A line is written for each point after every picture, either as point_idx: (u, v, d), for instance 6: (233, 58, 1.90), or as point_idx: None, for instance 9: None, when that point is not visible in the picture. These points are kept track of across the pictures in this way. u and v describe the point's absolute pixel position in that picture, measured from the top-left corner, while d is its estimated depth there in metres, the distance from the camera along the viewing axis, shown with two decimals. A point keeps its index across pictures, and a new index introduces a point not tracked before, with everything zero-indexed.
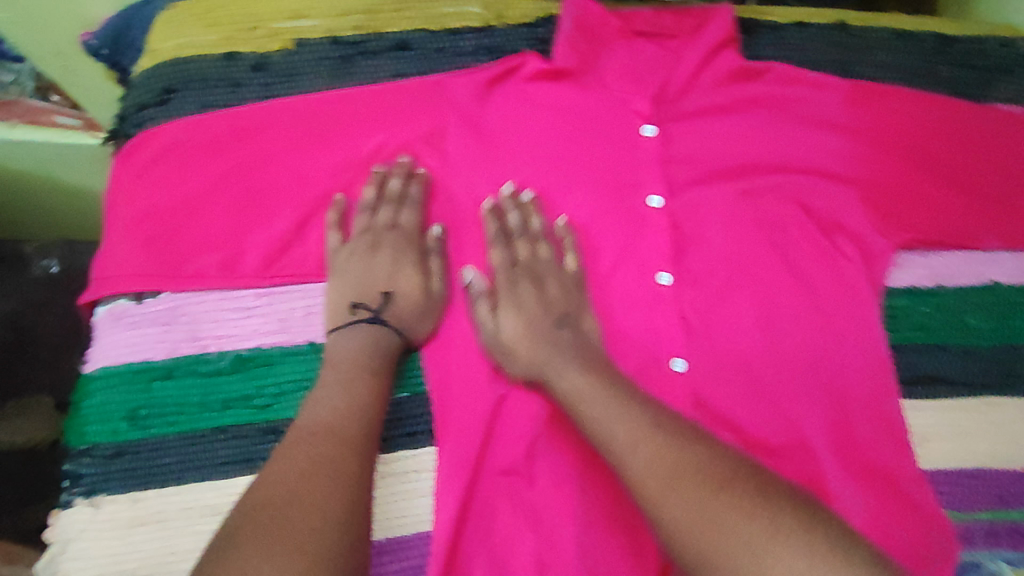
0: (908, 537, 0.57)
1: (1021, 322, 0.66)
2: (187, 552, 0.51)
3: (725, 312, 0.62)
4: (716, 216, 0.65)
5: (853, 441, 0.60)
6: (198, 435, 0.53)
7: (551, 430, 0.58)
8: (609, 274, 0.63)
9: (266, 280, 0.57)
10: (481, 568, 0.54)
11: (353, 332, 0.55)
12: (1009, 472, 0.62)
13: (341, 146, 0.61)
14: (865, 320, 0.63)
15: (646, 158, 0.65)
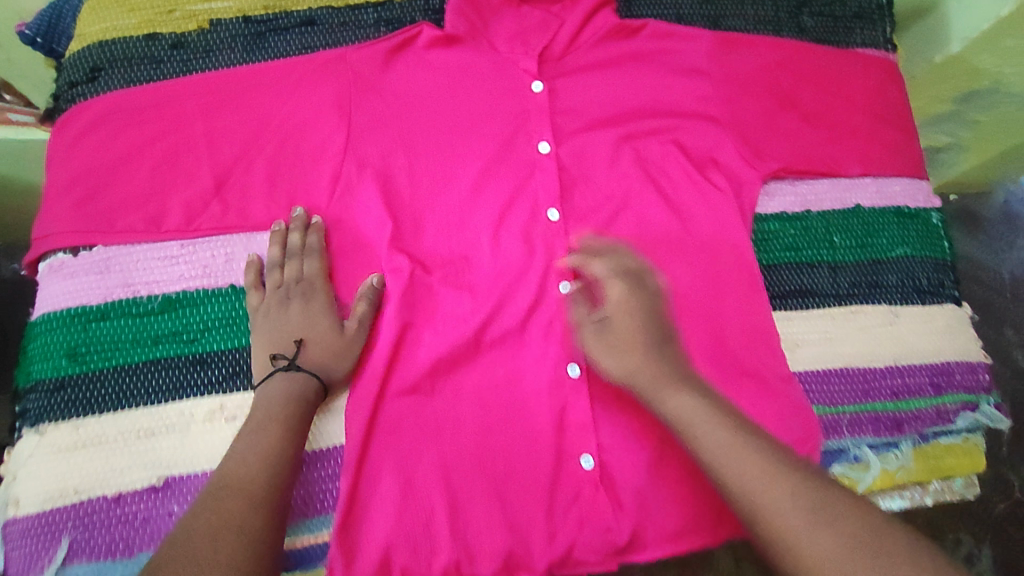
0: (781, 432, 0.64)
1: (882, 238, 0.74)
2: (122, 468, 0.58)
3: (609, 244, 0.69)
4: (600, 159, 0.71)
5: (727, 350, 0.67)
6: (132, 367, 0.60)
7: (452, 354, 0.64)
8: (505, 217, 0.69)
9: (189, 232, 0.64)
10: (388, 474, 0.61)
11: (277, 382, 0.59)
12: (872, 370, 0.69)
13: (252, 112, 0.68)
14: (734, 243, 0.70)
15: (534, 110, 0.71)
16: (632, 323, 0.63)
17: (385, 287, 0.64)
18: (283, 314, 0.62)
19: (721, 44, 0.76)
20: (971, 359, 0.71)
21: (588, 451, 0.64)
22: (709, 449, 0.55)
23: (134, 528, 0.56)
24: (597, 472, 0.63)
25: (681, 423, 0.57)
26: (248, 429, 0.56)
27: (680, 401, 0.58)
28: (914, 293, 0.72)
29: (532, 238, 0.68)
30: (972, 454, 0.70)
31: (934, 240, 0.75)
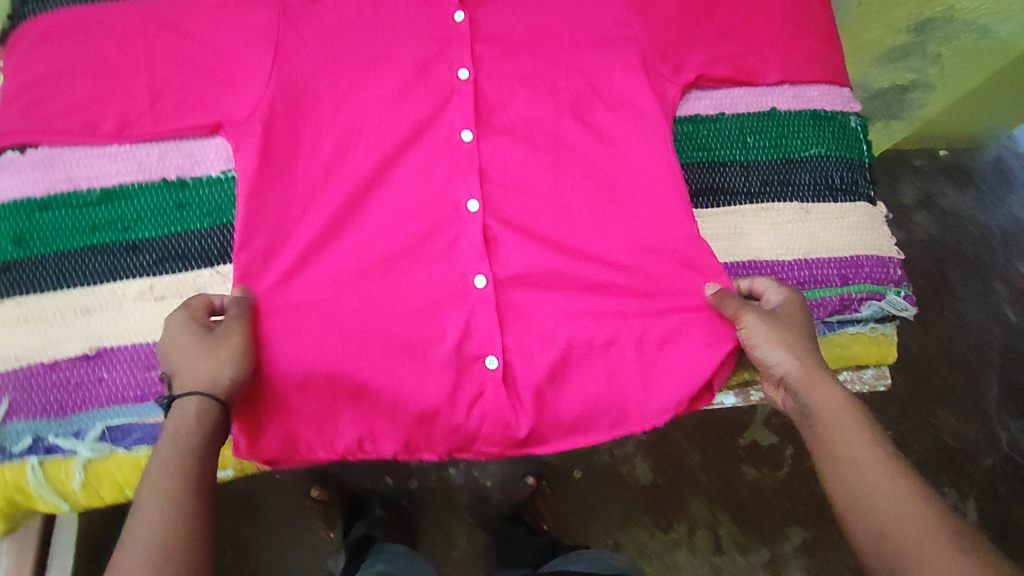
0: (669, 329, 0.71)
1: (796, 139, 0.76)
2: (60, 339, 0.63)
3: (519, 162, 0.73)
4: (519, 80, 0.74)
5: (628, 255, 0.72)
6: (71, 252, 0.66)
7: (371, 259, 0.69)
8: (423, 134, 0.72)
9: (123, 138, 0.68)
10: (310, 364, 0.67)
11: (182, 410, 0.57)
12: (780, 262, 0.72)
13: (178, 32, 0.70)
14: (649, 155, 0.73)
15: (455, 36, 0.73)
16: (801, 322, 0.65)
17: (311, 194, 0.69)
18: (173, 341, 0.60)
19: None
20: (882, 253, 0.73)
21: (493, 353, 0.70)
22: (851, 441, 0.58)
23: (67, 391, 0.62)
24: (500, 371, 0.70)
25: (826, 415, 0.60)
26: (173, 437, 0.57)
27: (830, 393, 0.61)
28: (825, 191, 0.74)
29: (446, 155, 0.72)
30: (881, 344, 0.71)
31: (851, 141, 0.77)
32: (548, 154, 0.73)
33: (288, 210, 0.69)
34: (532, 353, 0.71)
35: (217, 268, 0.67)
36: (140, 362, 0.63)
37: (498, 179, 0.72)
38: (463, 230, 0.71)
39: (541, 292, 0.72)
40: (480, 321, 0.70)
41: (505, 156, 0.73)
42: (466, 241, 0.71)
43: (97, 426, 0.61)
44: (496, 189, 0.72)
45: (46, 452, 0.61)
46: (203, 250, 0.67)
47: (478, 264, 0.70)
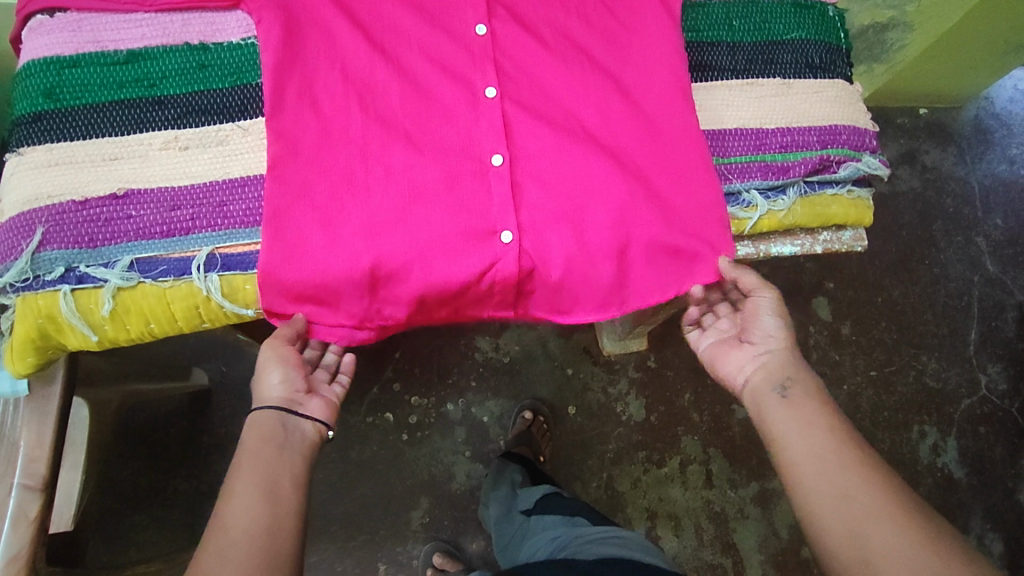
0: (678, 201, 0.73)
1: (778, 24, 0.81)
2: (90, 183, 0.67)
3: (526, 48, 0.75)
4: None
5: (633, 135, 0.74)
6: (100, 106, 0.70)
7: (381, 134, 0.71)
8: (432, 20, 0.75)
9: (146, 8, 0.72)
10: (321, 228, 0.68)
11: (251, 427, 0.65)
12: (765, 129, 0.77)
13: None
14: (647, 39, 0.77)
15: None
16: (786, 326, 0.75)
17: (326, 64, 0.72)
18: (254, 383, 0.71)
19: None
20: (858, 124, 0.78)
21: (508, 228, 0.70)
22: (796, 430, 0.64)
23: (97, 226, 0.66)
24: (514, 245, 0.70)
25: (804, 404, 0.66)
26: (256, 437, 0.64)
27: (801, 374, 0.68)
28: (806, 69, 0.80)
29: (460, 46, 0.74)
30: (858, 206, 0.76)
31: (829, 28, 0.82)
32: (557, 47, 0.75)
33: (301, 75, 0.72)
34: (545, 230, 0.71)
35: (240, 123, 0.71)
36: (164, 204, 0.68)
37: (509, 68, 0.74)
38: (481, 113, 0.72)
39: (555, 166, 0.72)
40: (495, 196, 0.71)
41: (516, 46, 0.75)
42: (481, 124, 0.72)
43: (125, 258, 0.66)
44: (509, 80, 0.74)
45: (77, 282, 0.65)
46: (223, 107, 0.71)
47: (495, 144, 0.72)
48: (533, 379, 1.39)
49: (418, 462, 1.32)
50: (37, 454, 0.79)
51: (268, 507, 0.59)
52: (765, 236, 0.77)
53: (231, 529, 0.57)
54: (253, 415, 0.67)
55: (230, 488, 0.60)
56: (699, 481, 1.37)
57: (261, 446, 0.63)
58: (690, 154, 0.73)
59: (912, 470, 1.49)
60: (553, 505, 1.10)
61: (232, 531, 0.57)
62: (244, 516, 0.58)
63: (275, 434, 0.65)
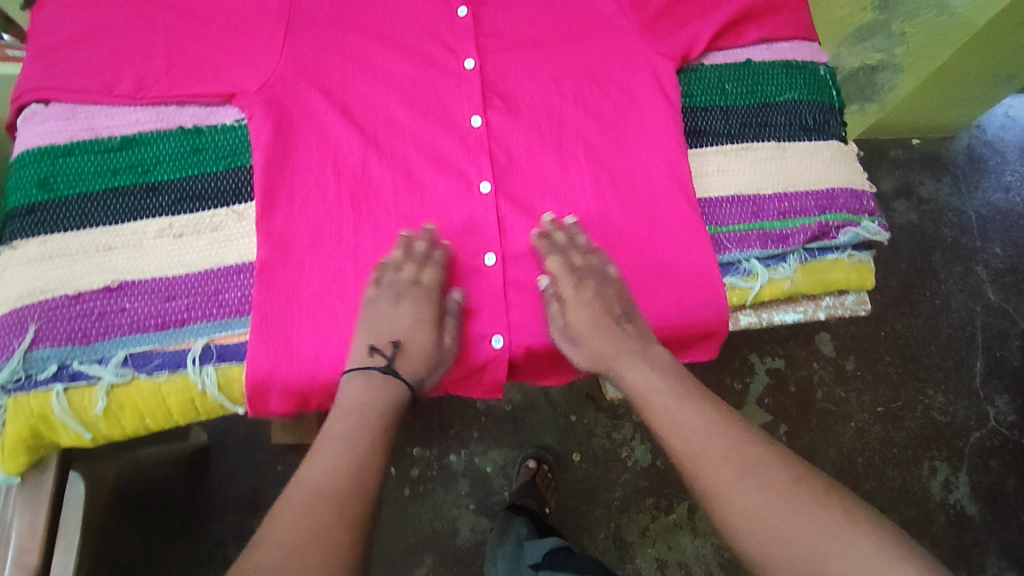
0: (673, 295, 0.72)
1: (771, 86, 0.81)
2: (82, 273, 0.66)
3: (518, 140, 0.77)
4: (518, 69, 0.80)
5: (625, 228, 0.74)
6: (95, 194, 0.70)
7: (374, 234, 0.72)
8: (426, 114, 0.77)
9: (137, 100, 0.73)
10: (308, 336, 0.67)
11: (362, 376, 0.65)
12: (761, 195, 0.76)
13: (202, 9, 0.78)
14: (643, 117, 0.79)
15: (462, 31, 0.81)
16: (590, 301, 0.69)
17: (323, 161, 0.74)
18: (405, 315, 0.68)
19: None
20: (855, 187, 0.77)
21: (499, 332, 0.70)
22: (680, 434, 0.63)
23: (90, 320, 0.65)
24: (506, 351, 0.69)
25: (638, 395, 0.66)
26: (374, 388, 0.65)
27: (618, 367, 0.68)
28: (800, 131, 0.79)
29: (455, 138, 0.76)
30: (860, 270, 0.74)
31: (822, 88, 0.82)
32: (551, 134, 0.77)
33: (296, 175, 0.73)
34: (538, 333, 0.70)
35: (233, 209, 0.71)
36: (159, 294, 0.66)
37: (505, 157, 0.76)
38: (474, 210, 0.74)
39: (540, 268, 0.73)
40: (485, 297, 0.71)
41: (510, 135, 0.77)
42: (474, 222, 0.73)
43: (119, 353, 0.64)
44: (502, 173, 0.75)
45: (69, 379, 0.63)
46: (217, 192, 0.71)
47: (486, 244, 0.73)
48: (537, 428, 1.38)
49: (422, 517, 1.30)
50: (28, 545, 0.77)
51: (360, 482, 0.59)
52: (768, 305, 0.75)
53: (320, 490, 0.58)
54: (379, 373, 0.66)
55: (325, 436, 0.62)
56: (707, 528, 1.34)
57: (378, 401, 0.64)
58: (686, 241, 0.73)
59: (924, 507, 1.46)
60: (564, 562, 1.06)
61: (323, 498, 0.57)
62: (339, 469, 0.59)
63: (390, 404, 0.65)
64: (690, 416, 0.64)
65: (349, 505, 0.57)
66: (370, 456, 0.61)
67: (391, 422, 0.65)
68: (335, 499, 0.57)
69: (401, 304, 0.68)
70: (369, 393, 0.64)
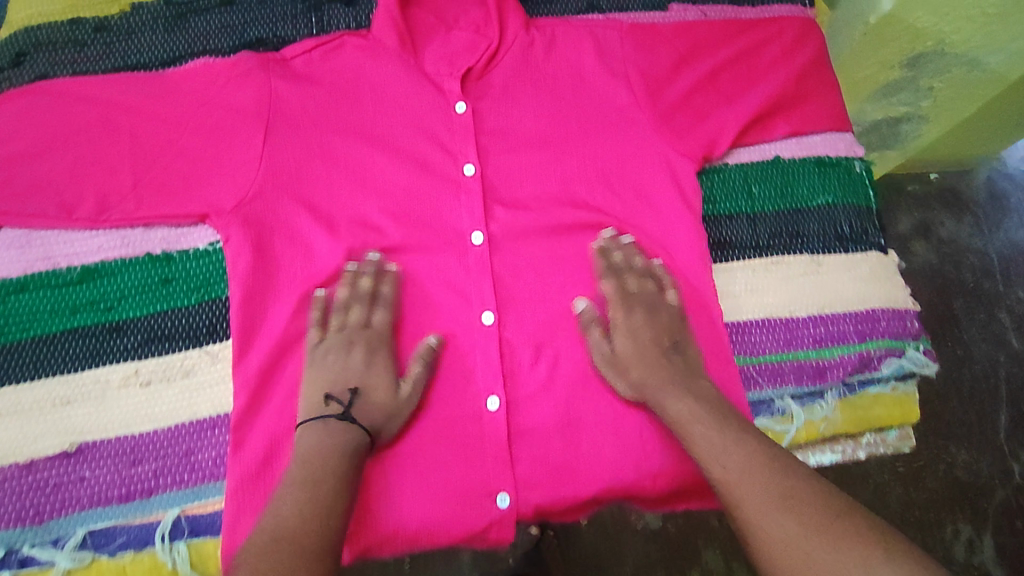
0: None
1: (802, 188, 0.74)
2: (36, 435, 0.60)
3: (521, 259, 0.71)
4: (523, 173, 0.74)
5: None
6: (51, 336, 0.63)
7: None
8: (421, 231, 0.71)
9: (100, 223, 0.66)
10: None
11: (321, 425, 0.61)
12: (794, 319, 0.69)
13: (174, 111, 0.71)
14: (659, 229, 0.72)
15: (461, 130, 0.74)
16: (645, 315, 0.67)
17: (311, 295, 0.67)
18: (315, 361, 0.64)
19: (634, 42, 0.78)
20: (897, 306, 0.69)
21: (506, 489, 0.64)
22: (720, 454, 0.57)
23: (45, 494, 0.59)
24: (513, 510, 0.64)
25: (680, 426, 0.60)
26: (323, 429, 0.60)
27: (657, 387, 0.63)
28: (836, 241, 0.71)
29: (455, 261, 0.71)
30: (905, 404, 0.68)
31: (857, 187, 0.74)
32: (560, 255, 0.72)
33: (281, 312, 0.67)
34: (546, 487, 0.65)
35: (208, 349, 0.64)
36: (123, 457, 0.60)
37: (508, 281, 0.71)
38: (475, 345, 0.68)
39: (553, 411, 0.67)
40: (490, 448, 0.65)
41: (516, 256, 0.72)
42: (477, 359, 0.68)
43: (77, 533, 0.59)
44: (506, 300, 0.70)
45: (19, 565, 0.58)
46: (189, 330, 0.64)
47: (490, 385, 0.67)
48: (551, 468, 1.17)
49: None
50: None
51: (314, 521, 0.54)
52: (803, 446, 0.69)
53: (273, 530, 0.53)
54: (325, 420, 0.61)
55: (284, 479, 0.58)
56: None
57: (332, 439, 0.59)
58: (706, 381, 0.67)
59: None
60: None
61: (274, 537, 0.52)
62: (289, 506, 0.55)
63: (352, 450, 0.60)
64: (724, 438, 0.58)
65: (301, 543, 0.53)
66: (325, 498, 0.56)
67: (350, 467, 0.58)
68: (282, 541, 0.52)
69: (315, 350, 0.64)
70: (318, 432, 0.60)
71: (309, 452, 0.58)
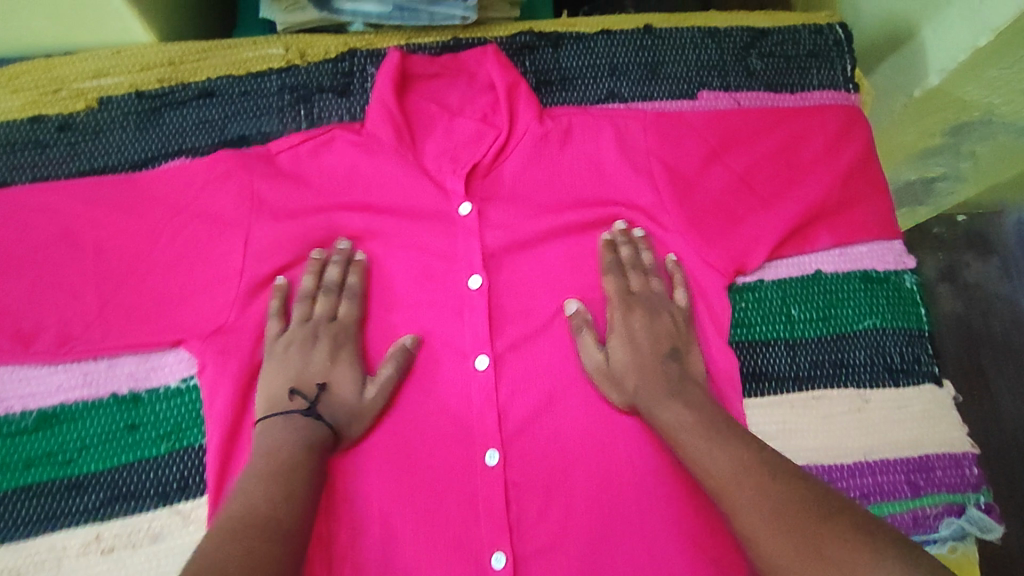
0: None
1: (847, 309, 0.66)
2: None
3: (529, 385, 0.64)
4: (532, 286, 0.67)
5: (669, 511, 0.61)
6: (5, 492, 0.60)
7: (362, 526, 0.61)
8: (423, 357, 0.65)
9: (61, 356, 0.61)
10: None
11: (282, 420, 0.59)
12: (839, 467, 0.62)
13: (145, 225, 0.64)
14: None
15: (464, 236, 0.66)
16: (634, 309, 0.64)
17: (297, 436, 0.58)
18: (279, 351, 0.62)
19: (658, 133, 0.68)
20: (955, 450, 0.62)
21: None
22: (711, 456, 0.53)
23: None
24: None
25: (671, 434, 0.57)
26: (293, 433, 0.58)
27: (651, 385, 0.60)
28: (885, 373, 0.64)
29: (460, 393, 0.64)
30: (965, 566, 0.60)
31: (907, 308, 0.67)
32: (575, 377, 0.65)
33: None
34: None
35: (177, 507, 0.60)
36: None
37: (514, 413, 0.64)
38: (478, 492, 0.61)
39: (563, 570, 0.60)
40: None
41: (525, 383, 0.65)
42: (480, 507, 0.61)
43: None
44: (513, 436, 0.63)
45: None
46: (156, 483, 0.60)
47: (495, 539, 0.60)
48: None
49: None
50: None
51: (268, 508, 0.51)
52: None
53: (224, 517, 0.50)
54: (292, 417, 0.59)
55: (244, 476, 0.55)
56: None
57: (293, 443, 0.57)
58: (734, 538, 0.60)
59: None
60: None
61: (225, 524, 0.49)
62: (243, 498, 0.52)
63: (309, 455, 0.57)
64: (712, 442, 0.54)
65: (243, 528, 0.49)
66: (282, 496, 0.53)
67: (312, 460, 0.56)
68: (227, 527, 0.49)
69: (277, 342, 0.62)
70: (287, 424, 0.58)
71: (274, 452, 0.56)
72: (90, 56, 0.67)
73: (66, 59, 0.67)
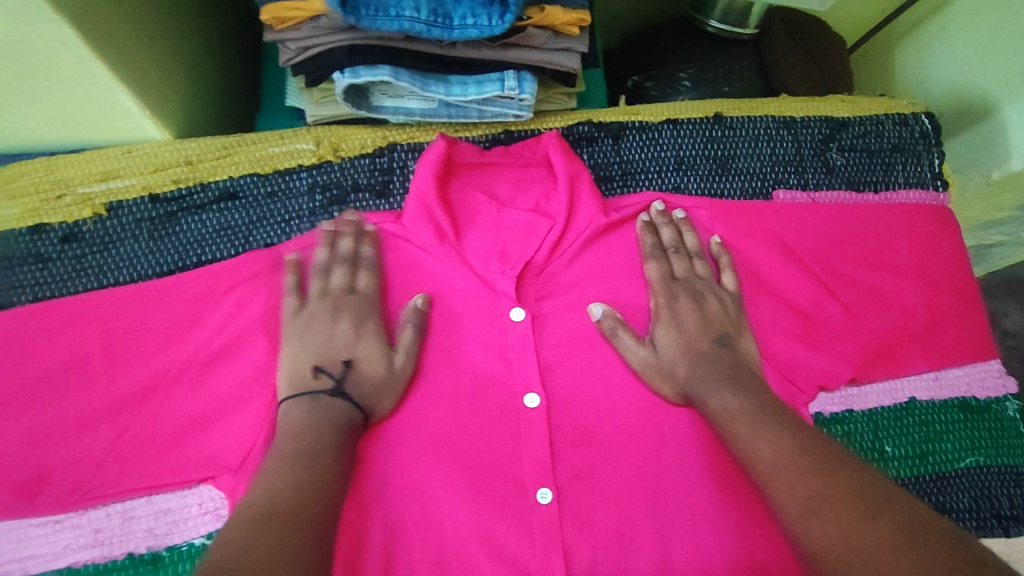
0: None
1: (945, 444, 0.60)
2: None
3: (600, 522, 0.54)
4: (595, 403, 0.57)
5: None
6: None
7: None
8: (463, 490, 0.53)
9: (70, 506, 0.53)
10: None
11: (308, 402, 0.52)
12: None
13: (161, 345, 0.56)
14: None
15: (516, 345, 0.56)
16: (681, 291, 0.58)
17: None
18: (297, 335, 0.55)
19: (734, 233, 0.62)
20: None
21: None
22: (767, 450, 0.47)
23: None
24: None
25: (720, 425, 0.51)
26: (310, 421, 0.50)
27: (701, 370, 0.54)
28: (992, 520, 0.59)
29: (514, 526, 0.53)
30: None
31: (1008, 441, 0.62)
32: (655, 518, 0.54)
33: None
34: None
35: None
36: None
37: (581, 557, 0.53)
38: None
39: None
40: None
41: (595, 518, 0.54)
42: None
43: None
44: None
45: None
46: None
47: None
48: None
49: None
50: None
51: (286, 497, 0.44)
52: None
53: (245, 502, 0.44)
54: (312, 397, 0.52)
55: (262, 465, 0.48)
56: None
57: (320, 425, 0.50)
58: None
59: None
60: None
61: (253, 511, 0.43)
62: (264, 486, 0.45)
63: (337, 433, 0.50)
64: (758, 427, 0.49)
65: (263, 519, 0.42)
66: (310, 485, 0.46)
67: (340, 450, 0.49)
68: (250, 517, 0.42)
69: (293, 322, 0.55)
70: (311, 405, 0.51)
71: (291, 436, 0.49)
72: (99, 158, 0.60)
73: (72, 159, 0.60)
